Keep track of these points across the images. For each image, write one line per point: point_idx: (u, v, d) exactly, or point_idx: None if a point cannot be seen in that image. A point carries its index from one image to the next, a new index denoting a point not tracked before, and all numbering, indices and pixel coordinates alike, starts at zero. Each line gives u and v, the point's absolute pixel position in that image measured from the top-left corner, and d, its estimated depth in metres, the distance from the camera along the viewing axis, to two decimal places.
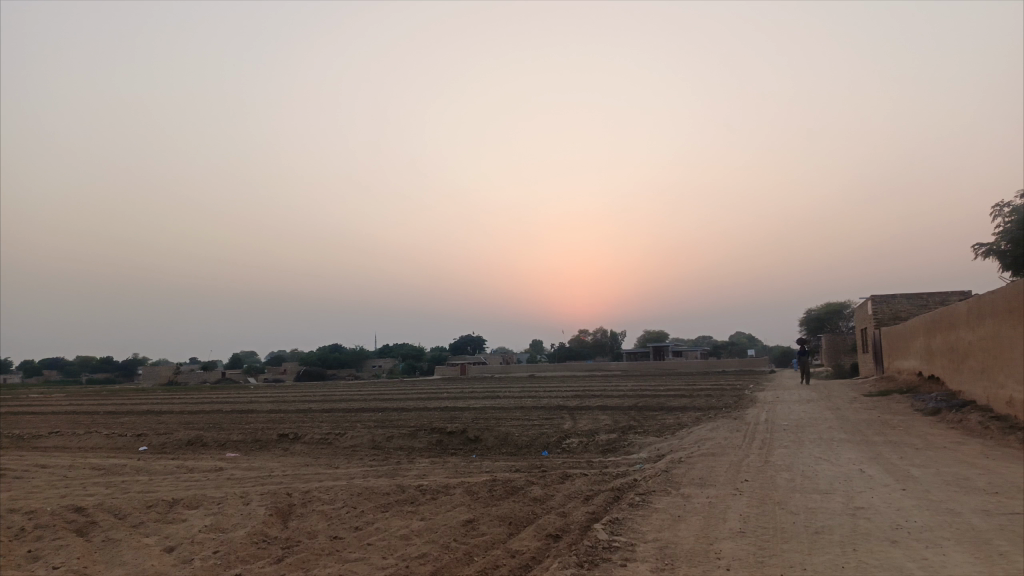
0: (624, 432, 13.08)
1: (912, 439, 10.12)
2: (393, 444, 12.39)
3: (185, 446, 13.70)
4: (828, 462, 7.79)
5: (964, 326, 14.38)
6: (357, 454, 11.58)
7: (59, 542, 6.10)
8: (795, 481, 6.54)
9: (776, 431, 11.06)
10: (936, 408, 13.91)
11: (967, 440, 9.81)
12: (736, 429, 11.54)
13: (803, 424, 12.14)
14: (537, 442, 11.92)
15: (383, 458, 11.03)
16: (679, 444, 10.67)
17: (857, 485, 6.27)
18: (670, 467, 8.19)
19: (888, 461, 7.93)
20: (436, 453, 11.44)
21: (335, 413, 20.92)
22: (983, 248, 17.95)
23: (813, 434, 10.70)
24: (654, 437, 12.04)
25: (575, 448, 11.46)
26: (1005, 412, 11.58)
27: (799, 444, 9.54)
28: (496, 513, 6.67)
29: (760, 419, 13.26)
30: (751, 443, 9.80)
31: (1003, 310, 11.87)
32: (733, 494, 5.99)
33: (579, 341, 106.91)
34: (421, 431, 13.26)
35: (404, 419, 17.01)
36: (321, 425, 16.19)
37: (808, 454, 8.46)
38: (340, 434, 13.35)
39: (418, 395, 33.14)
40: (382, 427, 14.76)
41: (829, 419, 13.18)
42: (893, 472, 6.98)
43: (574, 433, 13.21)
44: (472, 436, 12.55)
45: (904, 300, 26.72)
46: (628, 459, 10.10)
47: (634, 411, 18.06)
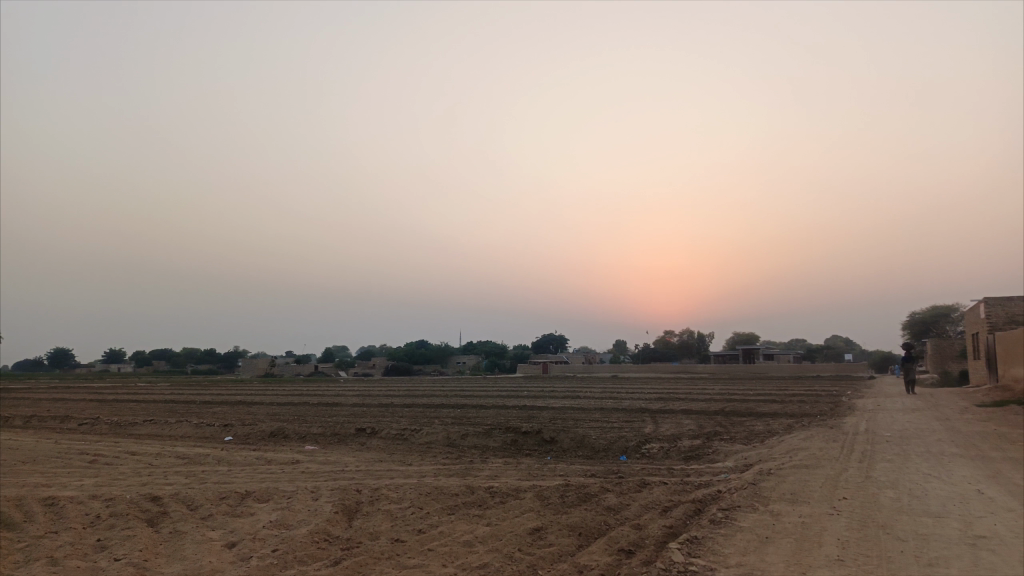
0: (709, 438, 12.42)
1: None
2: (468, 442, 12.17)
3: (267, 438, 13.94)
4: (940, 480, 7.00)
5: None
6: (430, 452, 11.41)
7: (128, 533, 6.13)
8: (901, 501, 5.85)
9: (877, 442, 10.17)
10: None
11: None
12: (832, 440, 10.69)
13: (907, 436, 11.15)
14: (615, 446, 11.42)
15: (457, 457, 10.82)
16: (768, 453, 9.95)
17: (976, 509, 5.53)
18: (758, 479, 7.57)
19: (1011, 481, 7.05)
20: (510, 453, 11.13)
21: (415, 408, 21.01)
22: None
23: (920, 448, 9.76)
24: (741, 444, 11.33)
25: (655, 454, 10.92)
26: None
27: (905, 458, 8.68)
28: (566, 522, 6.28)
29: (859, 429, 12.30)
30: (850, 455, 9.00)
31: None
32: (829, 514, 5.39)
33: (664, 341, 104.66)
34: (496, 430, 12.99)
35: (482, 417, 16.80)
36: (400, 420, 16.21)
37: (916, 470, 7.64)
38: (416, 431, 13.26)
39: (499, 393, 33.06)
40: (458, 425, 14.60)
41: (938, 430, 12.08)
42: (1018, 494, 6.17)
43: (656, 437, 12.63)
44: (548, 437, 12.17)
45: (1023, 303, 24.54)
46: (712, 467, 9.49)
47: (721, 416, 17.23)
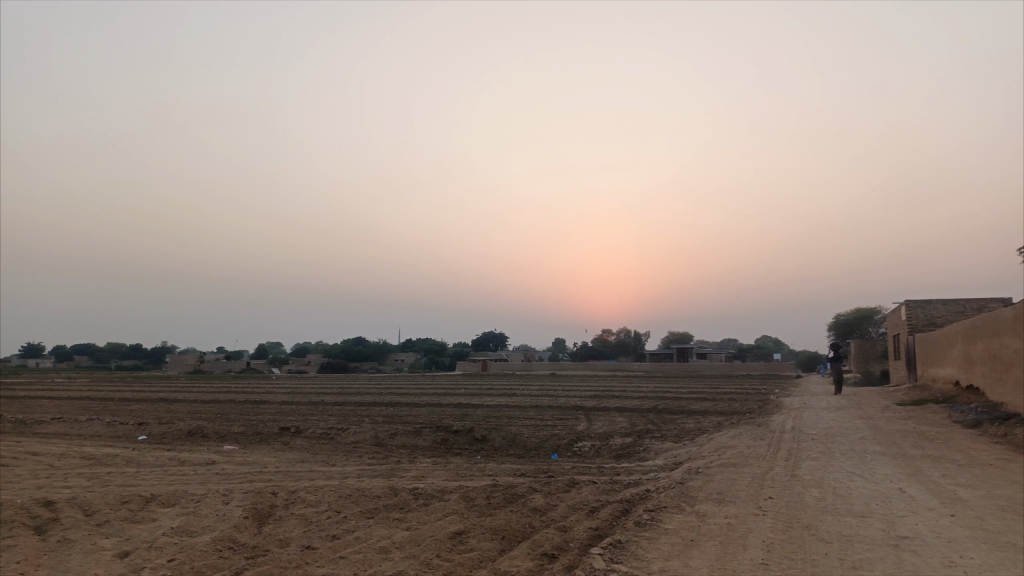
0: (640, 436, 12.39)
1: (954, 454, 9.28)
2: (396, 441, 11.82)
3: (185, 437, 13.26)
4: (863, 479, 7.03)
5: (1010, 333, 13.40)
6: (356, 451, 11.01)
7: (8, 543, 5.60)
8: (826, 501, 5.81)
9: (803, 440, 10.27)
10: (976, 420, 13.01)
11: (1017, 458, 8.96)
12: (760, 437, 10.78)
13: (832, 434, 11.33)
14: (547, 445, 11.24)
15: (383, 456, 10.45)
16: (698, 451, 9.92)
17: (898, 508, 5.52)
18: (686, 478, 7.48)
19: (930, 479, 7.14)
20: (439, 453, 10.81)
21: (346, 406, 20.47)
22: None
23: (844, 446, 9.90)
24: (671, 443, 11.29)
25: (586, 452, 10.80)
26: None
27: (830, 456, 8.74)
28: (489, 525, 6.03)
29: (787, 427, 12.46)
30: (777, 453, 9.03)
31: None
32: (755, 515, 5.29)
33: (602, 340, 105.83)
34: (426, 429, 12.65)
35: (414, 415, 16.39)
36: (328, 419, 15.69)
37: (840, 469, 7.69)
38: (343, 429, 12.80)
39: (435, 390, 32.68)
40: (388, 423, 14.20)
41: (861, 429, 12.33)
42: (938, 492, 6.21)
43: (588, 435, 12.51)
44: (480, 435, 11.90)
45: (941, 305, 25.56)
46: (642, 466, 9.42)
47: (653, 414, 17.31)
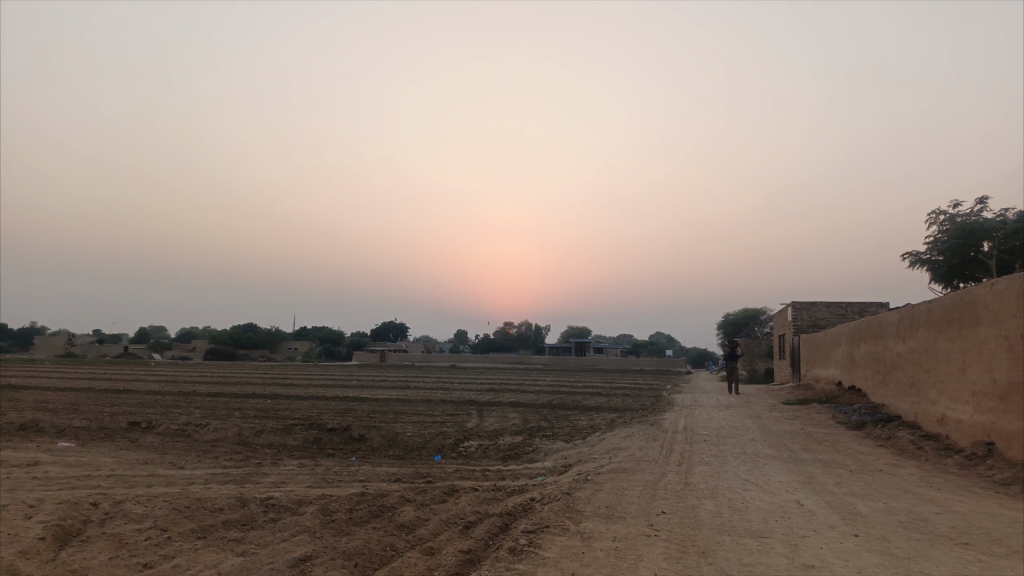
0: (530, 434, 11.73)
1: (843, 459, 9.11)
2: (262, 439, 10.66)
3: (14, 432, 11.57)
4: (757, 488, 6.57)
5: (892, 337, 13.65)
6: (213, 452, 9.80)
7: None
8: (723, 517, 5.23)
9: (695, 442, 9.90)
10: (860, 422, 13.16)
11: (904, 464, 8.88)
12: (652, 438, 10.34)
13: (723, 435, 11.06)
14: (430, 445, 10.38)
15: (242, 458, 9.31)
16: (589, 453, 9.35)
17: (799, 526, 5.02)
18: (575, 485, 6.82)
19: (825, 488, 6.78)
20: (309, 454, 9.75)
21: (218, 398, 18.88)
22: (914, 258, 17.43)
23: (736, 449, 9.57)
24: (562, 442, 10.71)
25: (472, 452, 10.03)
26: (935, 431, 10.80)
27: (723, 461, 8.32)
28: (342, 547, 5.14)
29: (678, 427, 12.15)
30: (670, 457, 8.54)
31: (939, 322, 11.06)
32: (646, 536, 4.63)
33: (501, 333, 105.81)
34: (297, 426, 11.53)
35: (290, 410, 15.17)
36: (192, 412, 14.23)
37: (734, 476, 7.24)
38: (202, 425, 11.48)
39: (324, 381, 31.17)
40: (259, 419, 13.00)
41: (751, 430, 12.18)
42: (836, 505, 5.80)
43: (476, 434, 11.76)
44: (357, 434, 10.91)
45: (825, 308, 26.44)
46: (530, 469, 8.73)
47: (546, 409, 16.78)
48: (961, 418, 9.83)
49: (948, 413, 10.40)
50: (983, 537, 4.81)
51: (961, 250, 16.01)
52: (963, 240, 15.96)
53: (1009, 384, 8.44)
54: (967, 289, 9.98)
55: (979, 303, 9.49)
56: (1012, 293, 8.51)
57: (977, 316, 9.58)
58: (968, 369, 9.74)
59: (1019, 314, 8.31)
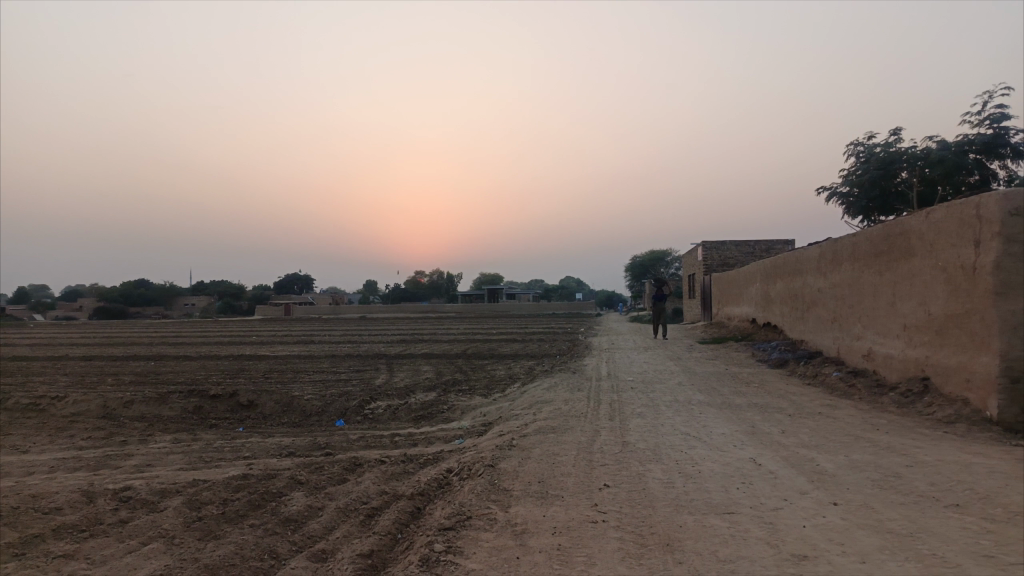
0: (444, 389, 10.73)
1: (778, 402, 8.57)
2: (132, 411, 9.22)
3: None
4: (703, 444, 5.81)
5: (812, 273, 13.33)
6: (70, 430, 8.32)
7: None
8: (678, 488, 4.38)
9: (623, 391, 9.17)
10: (782, 360, 12.87)
11: (840, 405, 8.43)
12: (576, 389, 9.54)
13: (650, 381, 10.38)
14: (331, 409, 9.20)
15: (104, 437, 7.89)
16: (510, 409, 8.44)
17: (766, 494, 4.25)
18: (498, 452, 5.86)
19: (775, 439, 6.11)
20: (188, 427, 8.43)
21: (93, 363, 16.95)
22: (830, 192, 17.20)
23: (667, 396, 8.91)
24: (479, 397, 9.76)
25: (380, 415, 8.96)
26: (861, 366, 10.53)
27: (657, 412, 7.56)
28: (207, 558, 4.00)
29: (602, 374, 11.42)
30: (599, 410, 7.73)
31: (865, 255, 10.65)
32: (593, 524, 3.71)
33: (411, 280, 104.04)
34: (175, 393, 10.08)
35: (174, 374, 13.60)
36: (54, 382, 12.46)
37: (675, 430, 6.49)
38: (59, 397, 9.86)
39: (222, 339, 29.03)
40: (134, 386, 11.41)
41: (676, 373, 11.63)
42: (797, 463, 5.06)
43: (385, 392, 10.64)
44: (247, 400, 9.61)
45: (734, 247, 26.47)
46: (445, 431, 7.75)
47: (460, 360, 15.84)
48: (891, 353, 9.51)
49: (875, 348, 10.08)
50: (972, 496, 4.17)
51: (880, 181, 15.84)
52: (883, 171, 15.78)
53: (947, 318, 8.03)
54: (898, 219, 9.51)
55: (912, 234, 9.04)
56: (950, 221, 8.03)
57: (909, 248, 9.13)
58: (898, 303, 9.37)
59: (959, 244, 7.84)
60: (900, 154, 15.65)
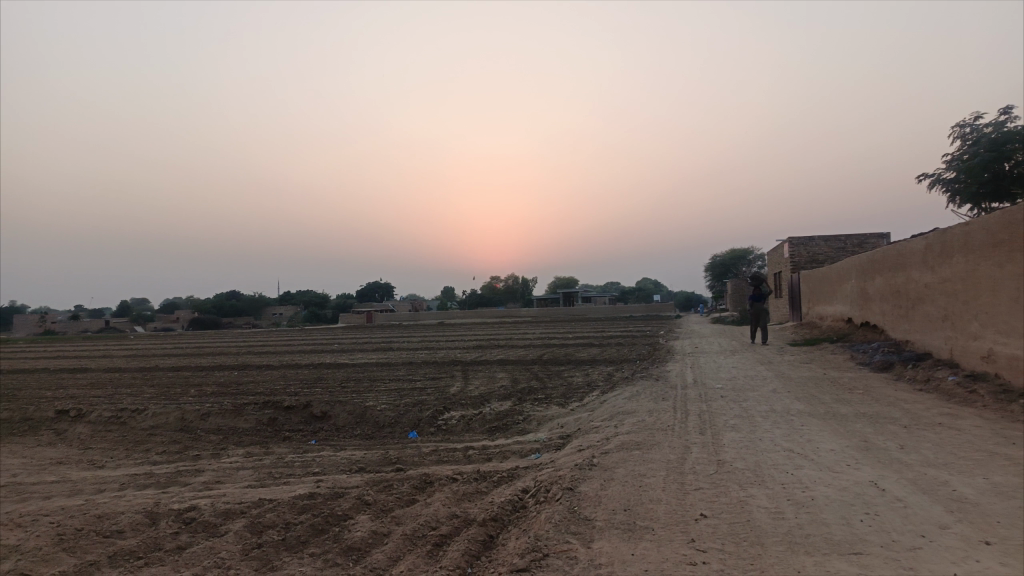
0: (519, 398, 10.28)
1: (890, 411, 7.71)
2: (207, 423, 9.16)
3: None
4: (811, 463, 5.13)
5: (917, 266, 12.21)
6: (146, 444, 8.30)
7: None
8: (789, 521, 3.75)
9: (712, 400, 8.48)
10: (886, 362, 11.82)
11: (963, 414, 7.50)
12: (661, 398, 8.89)
13: (741, 388, 9.63)
14: (404, 420, 8.88)
15: (177, 452, 7.80)
16: (589, 420, 7.90)
17: (897, 529, 3.59)
18: (578, 471, 5.33)
19: (894, 457, 5.35)
20: (260, 440, 8.28)
21: (179, 373, 17.35)
22: (935, 178, 15.83)
23: (761, 405, 8.17)
24: (556, 407, 9.26)
25: (453, 425, 8.59)
26: (981, 369, 9.46)
27: (752, 425, 6.87)
28: None
29: (687, 381, 10.73)
30: (687, 422, 7.09)
31: (982, 245, 9.57)
32: (690, 567, 3.17)
33: (488, 285, 104.31)
34: (250, 405, 10.01)
35: (253, 384, 13.68)
36: (139, 393, 12.69)
37: (775, 446, 5.81)
38: (140, 409, 9.95)
39: (305, 347, 29.51)
40: (213, 397, 11.47)
41: (769, 379, 10.80)
42: (927, 488, 4.34)
43: (460, 401, 10.26)
44: (320, 412, 9.42)
45: (823, 243, 25.02)
46: (521, 444, 7.29)
47: (537, 366, 15.35)
48: (1018, 354, 8.46)
49: (998, 349, 9.02)
50: None
51: (993, 164, 14.52)
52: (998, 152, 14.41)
53: None
54: (1023, 204, 8.46)
55: None
56: None
57: None
58: None
59: None
60: (1018, 133, 14.25)
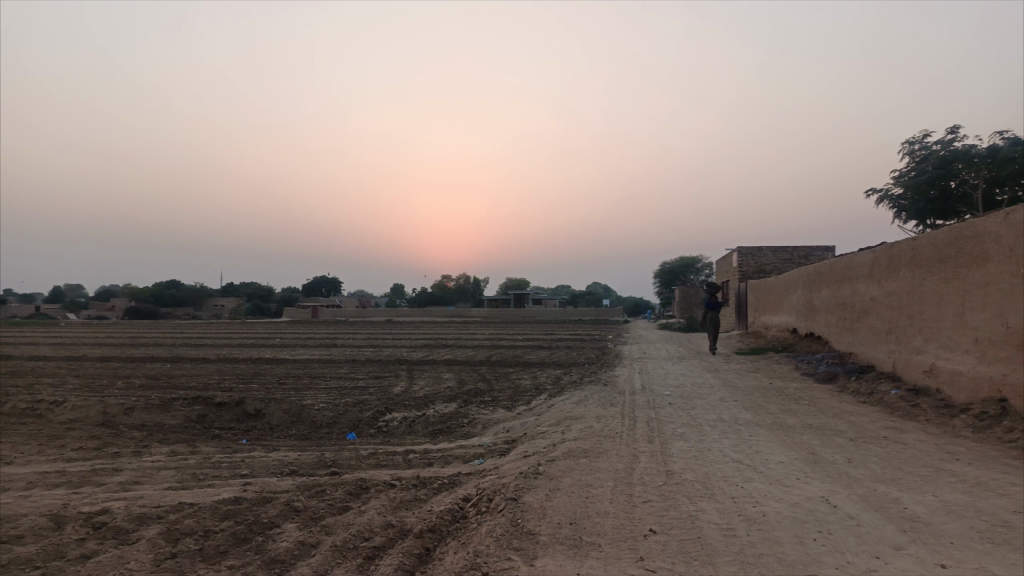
0: (465, 400, 10.00)
1: (836, 423, 7.68)
2: (132, 419, 8.63)
3: None
4: (761, 476, 4.99)
5: (863, 280, 12.36)
6: (62, 439, 7.74)
7: None
8: (742, 539, 3.57)
9: (660, 407, 8.35)
10: (830, 374, 11.93)
11: (907, 428, 7.53)
12: (609, 404, 8.72)
13: (689, 396, 9.54)
14: (343, 420, 8.51)
15: (96, 448, 7.29)
16: (536, 425, 7.68)
17: (852, 550, 3.44)
18: (523, 480, 5.09)
19: (844, 472, 5.26)
20: (188, 438, 7.81)
21: (109, 364, 16.53)
22: (883, 194, 16.13)
23: (710, 413, 8.07)
24: (503, 410, 9.01)
25: (395, 427, 8.26)
26: (923, 383, 9.59)
27: (701, 434, 6.74)
28: None
29: (635, 387, 10.61)
30: (635, 430, 6.92)
31: (928, 260, 9.70)
32: None
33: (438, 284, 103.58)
34: (180, 400, 9.49)
35: (186, 377, 13.06)
36: (62, 384, 11.97)
37: (724, 457, 5.67)
38: (59, 401, 9.33)
39: (246, 340, 28.63)
40: (141, 391, 10.89)
41: (716, 387, 10.76)
42: (878, 506, 4.23)
43: (403, 402, 9.92)
44: (254, 409, 8.97)
45: (771, 254, 25.42)
46: (465, 448, 7.02)
47: (484, 367, 15.10)
48: (959, 370, 8.56)
49: (940, 364, 9.13)
50: None
51: (940, 182, 14.86)
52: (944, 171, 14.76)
53: None
54: (969, 221, 8.57)
55: (985, 237, 8.10)
56: None
57: (983, 253, 8.20)
58: (968, 314, 8.43)
59: None
60: (964, 153, 14.63)
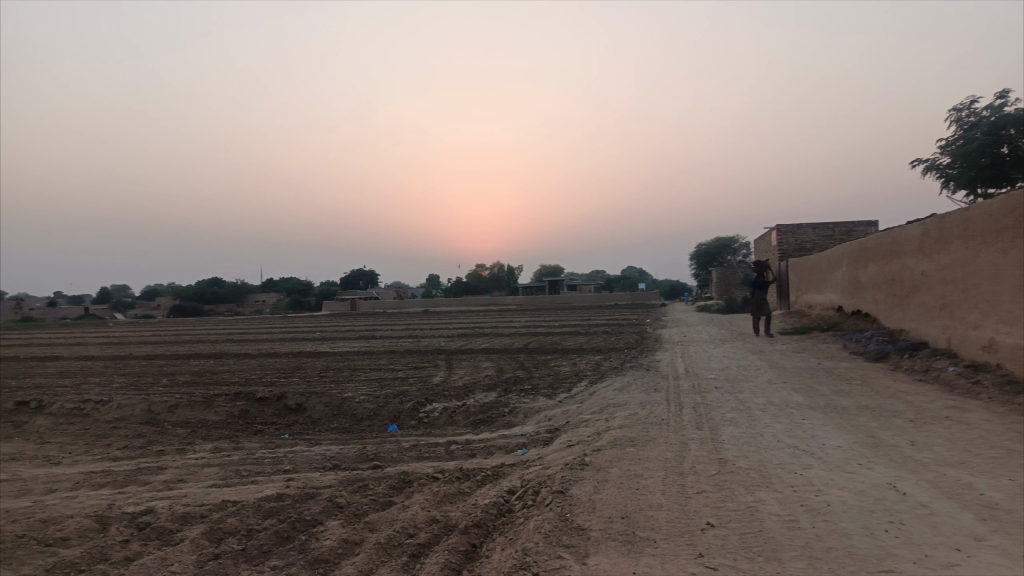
0: (504, 389, 9.87)
1: (892, 404, 7.36)
2: (175, 416, 8.68)
3: None
4: (820, 463, 4.74)
5: (913, 253, 11.89)
6: (108, 438, 7.80)
7: None
8: (807, 532, 3.36)
9: (706, 392, 8.10)
10: (882, 352, 11.51)
11: (969, 407, 7.18)
12: (652, 389, 8.50)
13: (735, 379, 9.26)
14: (383, 412, 8.44)
15: (140, 447, 7.32)
16: (578, 413, 7.50)
17: (929, 542, 3.20)
18: (569, 471, 4.92)
19: (908, 456, 4.98)
20: (231, 434, 7.81)
21: (154, 362, 16.78)
22: (931, 163, 15.51)
23: (758, 397, 7.80)
24: (543, 398, 8.85)
25: (435, 418, 8.17)
26: (982, 359, 9.16)
27: (751, 419, 6.49)
28: None
29: (678, 371, 10.35)
30: (682, 416, 6.70)
31: (984, 231, 9.24)
32: None
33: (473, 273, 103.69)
34: (222, 396, 9.52)
35: (227, 373, 13.15)
36: (108, 383, 12.15)
37: (778, 443, 5.43)
38: (104, 400, 9.43)
39: (287, 334, 28.93)
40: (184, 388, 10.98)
41: (762, 369, 10.45)
42: (951, 492, 3.96)
43: (442, 392, 9.82)
44: (295, 403, 8.96)
45: (811, 231, 24.76)
46: (507, 438, 6.87)
47: (523, 355, 14.95)
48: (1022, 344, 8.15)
49: (1001, 339, 8.70)
50: None
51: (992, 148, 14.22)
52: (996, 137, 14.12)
53: None
54: None
55: None
56: None
57: None
58: None
59: None
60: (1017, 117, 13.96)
